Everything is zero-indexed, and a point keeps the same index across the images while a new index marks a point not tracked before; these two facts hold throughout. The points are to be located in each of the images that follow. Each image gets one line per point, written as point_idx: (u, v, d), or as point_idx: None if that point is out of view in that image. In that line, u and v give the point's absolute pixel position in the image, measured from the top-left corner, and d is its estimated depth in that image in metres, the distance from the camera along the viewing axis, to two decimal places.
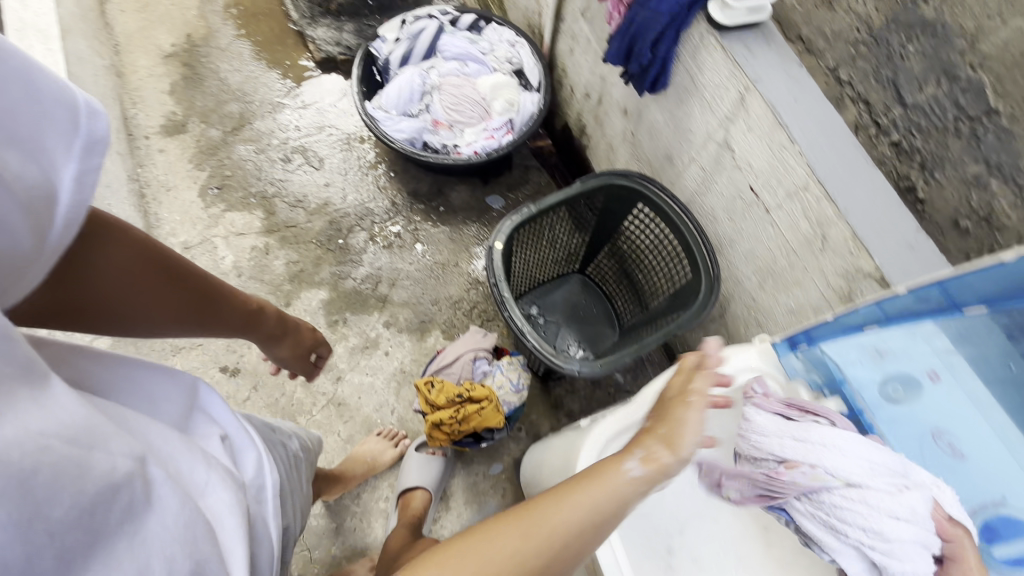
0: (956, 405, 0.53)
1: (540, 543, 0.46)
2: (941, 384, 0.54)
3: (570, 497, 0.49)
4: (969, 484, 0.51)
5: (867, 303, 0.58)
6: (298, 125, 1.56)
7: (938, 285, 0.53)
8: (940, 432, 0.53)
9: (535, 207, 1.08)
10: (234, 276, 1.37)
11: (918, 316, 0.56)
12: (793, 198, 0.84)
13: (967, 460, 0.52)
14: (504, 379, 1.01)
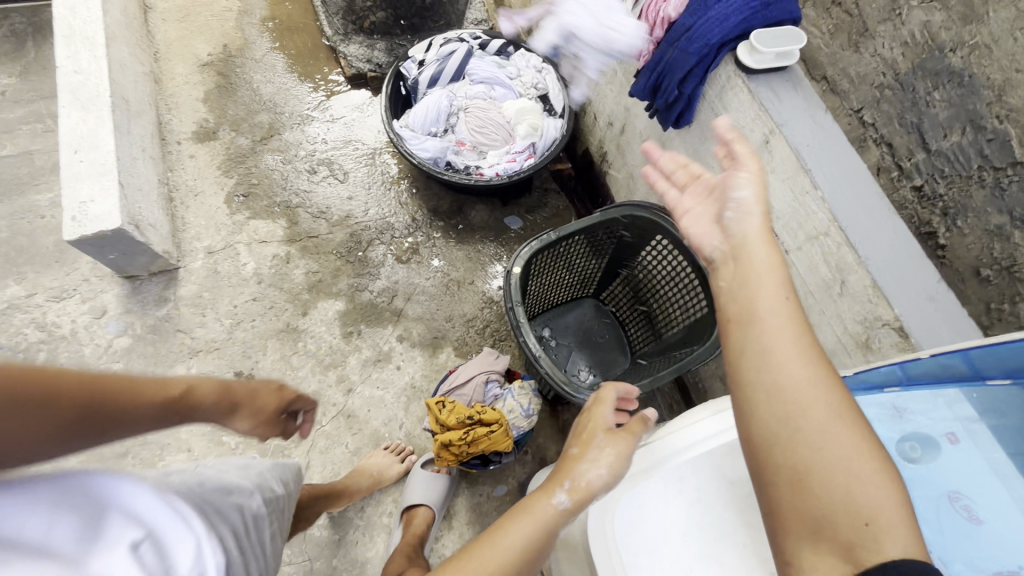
0: (976, 471, 0.55)
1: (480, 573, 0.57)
2: (960, 448, 0.56)
3: (497, 532, 0.61)
4: (983, 549, 0.51)
5: (890, 363, 0.60)
6: (325, 138, 1.60)
7: (961, 355, 0.56)
8: (957, 495, 0.54)
9: (554, 234, 1.10)
10: (255, 282, 1.39)
11: (940, 382, 0.59)
12: (813, 241, 0.85)
13: (983, 525, 0.52)
14: (515, 403, 1.01)
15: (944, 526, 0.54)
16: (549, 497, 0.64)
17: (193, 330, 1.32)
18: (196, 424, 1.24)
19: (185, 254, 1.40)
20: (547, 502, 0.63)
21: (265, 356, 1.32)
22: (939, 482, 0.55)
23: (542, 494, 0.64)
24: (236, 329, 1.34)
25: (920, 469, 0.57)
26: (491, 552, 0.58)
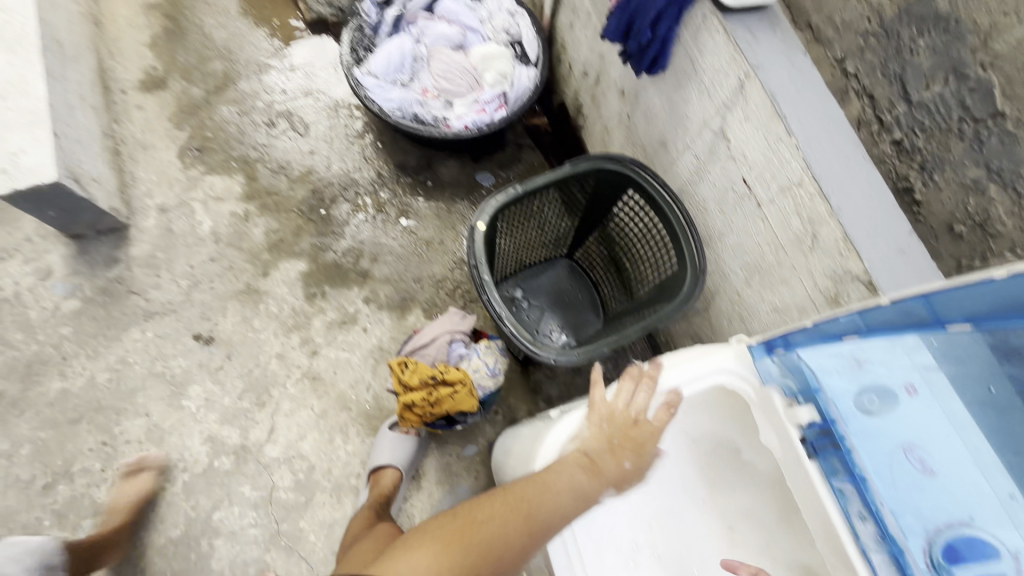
0: (931, 422, 0.52)
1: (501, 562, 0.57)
2: (917, 398, 0.53)
3: (558, 511, 0.61)
4: (935, 502, 0.50)
5: (849, 312, 0.56)
6: (285, 88, 1.50)
7: (924, 300, 0.51)
8: (911, 447, 0.52)
9: (522, 187, 1.05)
10: (212, 241, 1.33)
11: (900, 329, 0.55)
12: (785, 193, 0.81)
13: (937, 477, 0.51)
14: (481, 363, 0.99)
15: (897, 481, 0.52)
16: (600, 486, 0.64)
17: (147, 291, 1.26)
18: (154, 388, 1.20)
19: (136, 212, 1.33)
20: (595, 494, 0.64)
21: (225, 318, 1.27)
22: (894, 434, 0.53)
23: (596, 484, 0.64)
24: (193, 290, 1.28)
25: (876, 421, 0.54)
26: (549, 530, 0.61)
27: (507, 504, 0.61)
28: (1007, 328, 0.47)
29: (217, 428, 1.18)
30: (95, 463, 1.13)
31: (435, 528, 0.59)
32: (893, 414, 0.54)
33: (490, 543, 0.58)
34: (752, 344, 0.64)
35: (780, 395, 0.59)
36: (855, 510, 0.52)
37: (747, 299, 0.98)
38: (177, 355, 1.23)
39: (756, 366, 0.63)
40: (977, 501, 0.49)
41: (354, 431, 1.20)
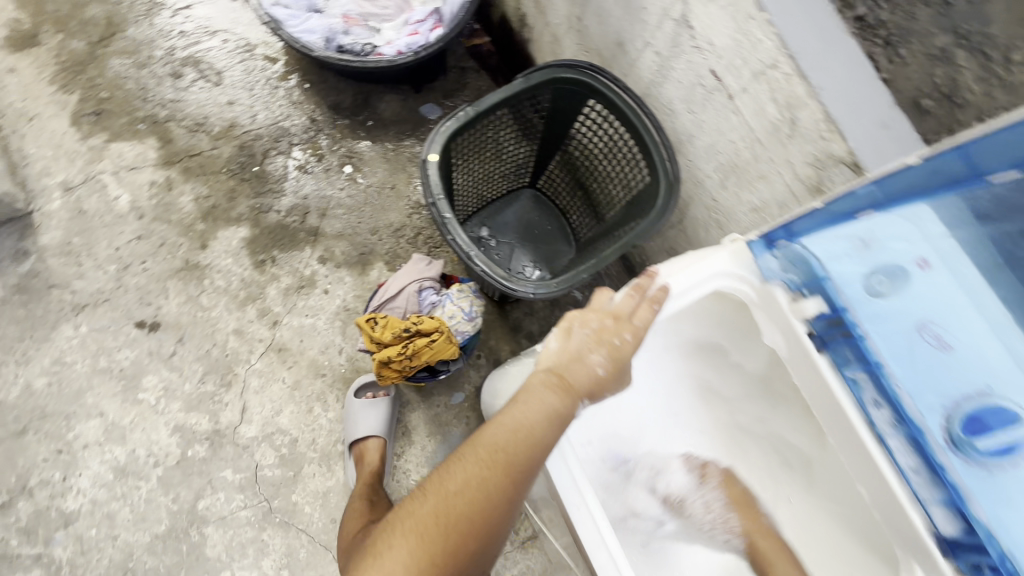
0: (950, 295, 0.47)
1: (480, 526, 0.50)
2: (932, 271, 0.48)
3: (537, 449, 0.53)
4: (958, 375, 0.45)
5: (867, 184, 0.49)
6: (183, 30, 1.30)
7: (955, 151, 0.44)
8: (927, 323, 0.47)
9: (473, 109, 0.94)
10: (135, 218, 1.18)
11: (919, 197, 0.49)
12: (758, 78, 0.74)
13: (955, 350, 0.46)
14: (455, 308, 0.92)
15: (915, 360, 0.47)
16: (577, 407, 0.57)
17: (70, 282, 1.13)
18: (104, 385, 1.10)
19: (37, 195, 1.17)
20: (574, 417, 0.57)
21: (168, 300, 1.15)
22: (913, 312, 0.48)
23: (571, 403, 0.56)
24: (124, 274, 1.15)
25: (891, 302, 0.49)
26: (533, 471, 0.53)
27: (481, 461, 0.52)
28: None
29: (183, 416, 1.10)
30: (55, 473, 1.05)
31: (412, 511, 0.50)
32: (907, 291, 0.48)
33: (470, 505, 0.50)
34: (749, 239, 0.58)
35: (782, 291, 0.54)
36: (869, 398, 0.48)
37: (722, 202, 0.93)
38: (121, 348, 1.12)
39: (754, 263, 0.57)
40: (999, 370, 0.44)
41: (333, 397, 1.14)
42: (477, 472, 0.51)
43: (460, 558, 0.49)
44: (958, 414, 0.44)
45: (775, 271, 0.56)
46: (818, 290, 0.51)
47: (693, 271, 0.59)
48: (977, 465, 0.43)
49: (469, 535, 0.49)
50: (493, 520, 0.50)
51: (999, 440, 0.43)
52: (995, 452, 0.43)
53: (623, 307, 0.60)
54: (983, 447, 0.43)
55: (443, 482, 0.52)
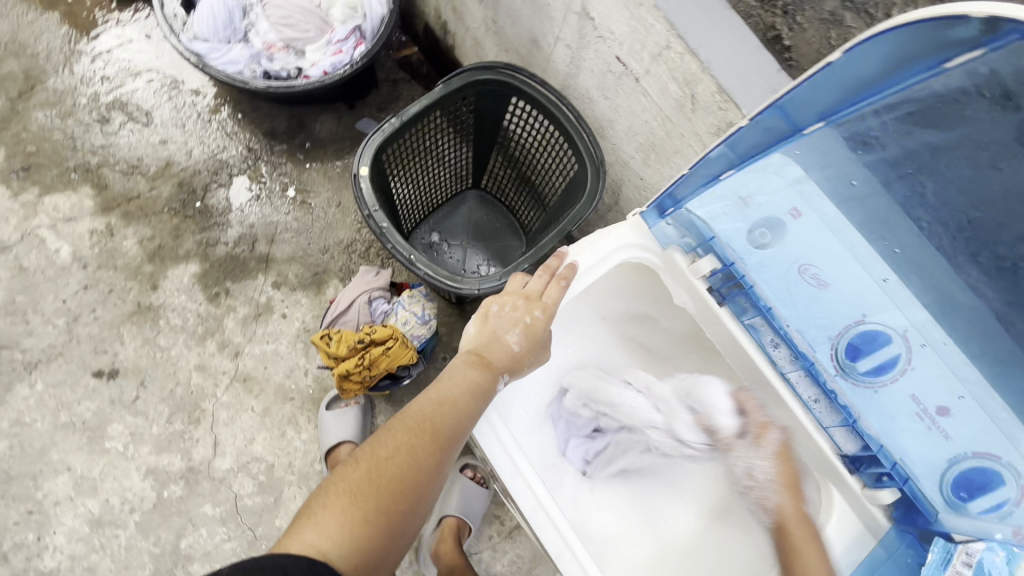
0: (818, 236, 0.54)
1: (414, 489, 0.50)
2: (802, 218, 0.55)
3: (465, 416, 0.56)
4: (833, 308, 0.54)
5: (719, 147, 0.54)
6: (106, 75, 1.29)
7: (776, 109, 0.48)
8: (805, 266, 0.55)
9: (398, 119, 0.97)
10: (79, 268, 1.17)
11: (767, 149, 0.53)
12: (658, 60, 0.79)
13: (831, 287, 0.54)
14: (408, 313, 0.95)
15: (796, 298, 0.56)
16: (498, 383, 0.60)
17: (20, 341, 1.13)
18: (68, 439, 1.09)
19: None
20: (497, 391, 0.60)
21: (124, 346, 1.14)
22: (790, 259, 0.56)
23: (491, 378, 0.59)
24: (75, 326, 1.14)
25: (770, 252, 0.57)
26: (462, 438, 0.56)
27: (411, 429, 0.53)
28: (855, 112, 0.46)
29: (154, 459, 1.10)
30: (28, 533, 1.04)
31: (345, 480, 0.49)
32: (783, 240, 0.56)
33: (403, 468, 0.51)
34: (643, 211, 0.63)
35: (681, 254, 0.62)
36: (768, 338, 0.58)
37: (649, 179, 0.97)
38: (81, 399, 1.11)
39: (651, 232, 0.63)
40: (865, 299, 0.53)
41: (304, 419, 1.15)
42: (409, 439, 0.52)
43: (392, 524, 0.49)
44: (838, 344, 0.54)
45: (673, 238, 0.62)
46: (710, 249, 0.59)
47: (598, 249, 0.64)
48: (857, 383, 0.54)
49: (404, 498, 0.50)
50: (427, 483, 0.51)
51: (872, 362, 0.53)
52: (870, 372, 0.53)
53: (533, 288, 0.64)
54: (861, 370, 0.54)
55: (375, 450, 0.51)
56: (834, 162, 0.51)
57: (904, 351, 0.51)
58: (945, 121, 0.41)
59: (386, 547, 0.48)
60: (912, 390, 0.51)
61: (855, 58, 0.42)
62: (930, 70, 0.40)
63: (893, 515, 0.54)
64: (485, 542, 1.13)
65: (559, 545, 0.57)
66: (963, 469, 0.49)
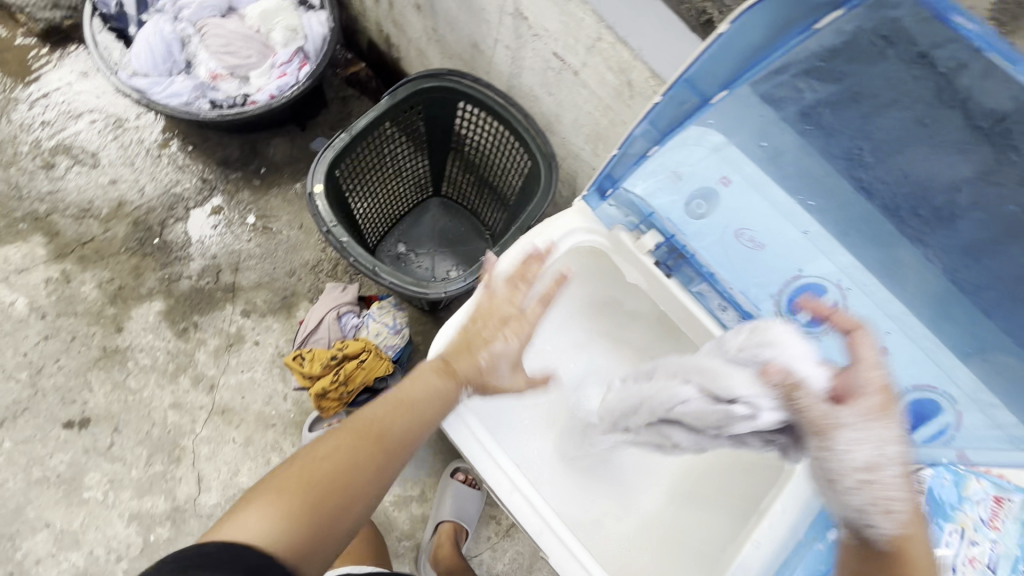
0: (747, 199, 0.57)
1: (354, 489, 0.51)
2: (732, 184, 0.58)
3: (415, 422, 0.57)
4: (771, 265, 0.58)
5: (641, 125, 0.56)
6: (46, 120, 1.26)
7: (685, 83, 0.52)
8: (742, 230, 0.58)
9: (348, 134, 0.98)
10: (38, 318, 1.15)
11: (685, 122, 0.56)
12: (592, 51, 0.82)
13: (766, 247, 0.58)
14: (379, 325, 0.96)
15: (736, 260, 0.59)
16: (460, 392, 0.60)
17: None
18: (44, 495, 1.06)
19: None
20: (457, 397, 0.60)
21: (93, 392, 1.12)
22: (726, 224, 0.59)
23: (454, 388, 0.59)
24: (40, 378, 1.12)
25: (708, 219, 0.60)
26: (409, 444, 0.56)
27: (357, 430, 0.54)
28: (754, 77, 0.50)
29: (137, 504, 1.07)
30: None
31: (283, 477, 0.49)
32: (718, 207, 0.59)
33: (345, 469, 0.51)
34: (585, 196, 0.66)
35: (626, 232, 0.64)
36: (716, 301, 0.62)
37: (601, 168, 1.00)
38: (54, 452, 1.08)
39: (597, 214, 0.66)
40: (798, 254, 0.56)
41: (288, 443, 1.13)
42: (348, 440, 0.53)
43: (323, 522, 0.48)
44: (780, 299, 0.58)
45: (616, 218, 0.65)
46: (652, 225, 0.62)
47: (552, 233, 0.66)
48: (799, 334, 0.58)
49: (342, 498, 0.50)
50: (367, 485, 0.52)
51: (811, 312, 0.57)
52: (809, 322, 0.57)
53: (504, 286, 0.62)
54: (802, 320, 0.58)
55: (317, 450, 0.52)
56: (756, 129, 0.54)
57: (841, 300, 0.55)
58: (848, 80, 0.45)
59: (316, 546, 0.48)
60: None
61: (741, 29, 0.46)
62: (804, 33, 0.45)
63: None
64: (484, 544, 1.14)
65: (538, 522, 0.59)
66: (912, 404, 0.54)
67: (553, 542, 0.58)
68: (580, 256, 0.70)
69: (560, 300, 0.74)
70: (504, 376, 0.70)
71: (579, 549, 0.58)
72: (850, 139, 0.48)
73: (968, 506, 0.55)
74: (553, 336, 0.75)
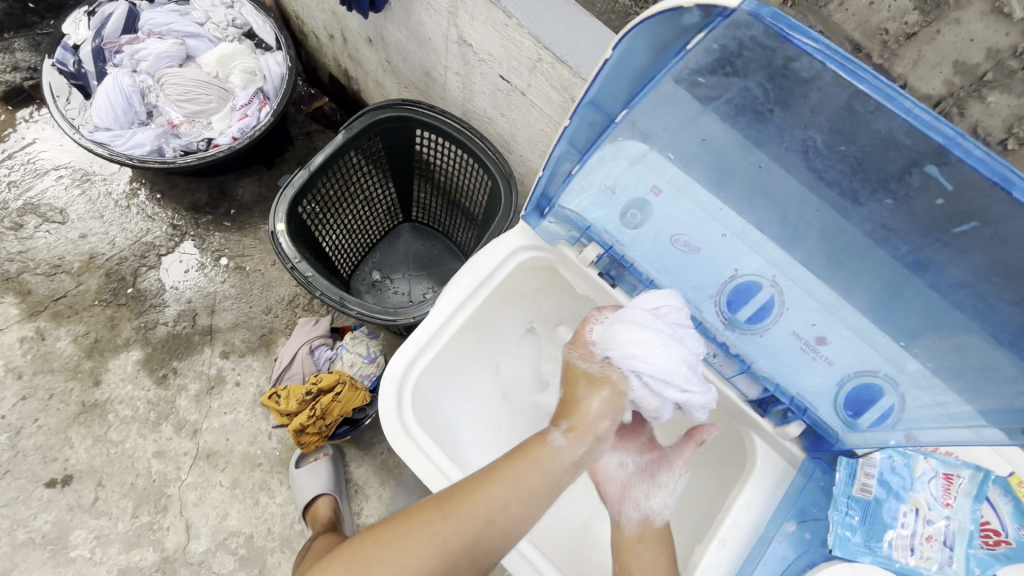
0: (679, 207, 0.59)
1: (424, 557, 0.53)
2: (662, 196, 0.59)
3: (487, 498, 0.54)
4: (714, 267, 0.60)
5: (559, 146, 0.58)
6: (12, 180, 1.27)
7: (588, 106, 0.54)
8: (678, 236, 0.60)
9: (306, 171, 0.99)
10: (14, 379, 1.14)
11: (597, 141, 0.58)
12: (535, 72, 0.84)
13: (701, 251, 0.60)
14: (353, 355, 0.97)
15: (674, 266, 0.61)
16: (564, 449, 0.57)
17: None
18: (30, 557, 1.05)
19: None
20: (563, 459, 0.56)
21: (75, 449, 1.11)
22: (663, 233, 0.60)
23: (545, 443, 0.57)
24: (19, 439, 1.11)
25: (644, 229, 0.61)
26: (483, 516, 0.53)
27: (429, 503, 0.56)
28: (648, 93, 0.53)
29: (126, 557, 1.06)
30: None
31: (364, 542, 0.56)
32: (652, 216, 0.61)
33: (415, 541, 0.54)
34: (523, 215, 0.65)
35: (569, 247, 0.65)
36: None
37: None
38: (37, 513, 1.07)
39: (537, 232, 0.66)
40: (734, 256, 0.59)
41: (276, 482, 1.13)
42: (422, 512, 0.55)
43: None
44: (721, 300, 0.60)
45: (558, 233, 0.65)
46: (591, 237, 0.63)
47: (496, 251, 0.66)
48: (741, 332, 0.60)
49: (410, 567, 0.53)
50: (439, 556, 0.53)
51: (751, 311, 0.59)
52: (749, 320, 0.59)
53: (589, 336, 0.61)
54: (742, 319, 0.60)
55: (397, 521, 0.56)
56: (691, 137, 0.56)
57: (775, 293, 0.58)
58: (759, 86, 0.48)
59: None
60: (792, 327, 0.58)
61: (627, 51, 0.50)
62: (678, 54, 0.49)
63: (804, 445, 0.61)
64: None
65: None
66: (854, 390, 0.56)
67: (515, 558, 0.59)
68: (532, 274, 0.70)
69: (519, 314, 0.73)
70: (464, 397, 0.70)
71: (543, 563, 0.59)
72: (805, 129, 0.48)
73: (920, 486, 0.56)
74: (517, 349, 0.75)
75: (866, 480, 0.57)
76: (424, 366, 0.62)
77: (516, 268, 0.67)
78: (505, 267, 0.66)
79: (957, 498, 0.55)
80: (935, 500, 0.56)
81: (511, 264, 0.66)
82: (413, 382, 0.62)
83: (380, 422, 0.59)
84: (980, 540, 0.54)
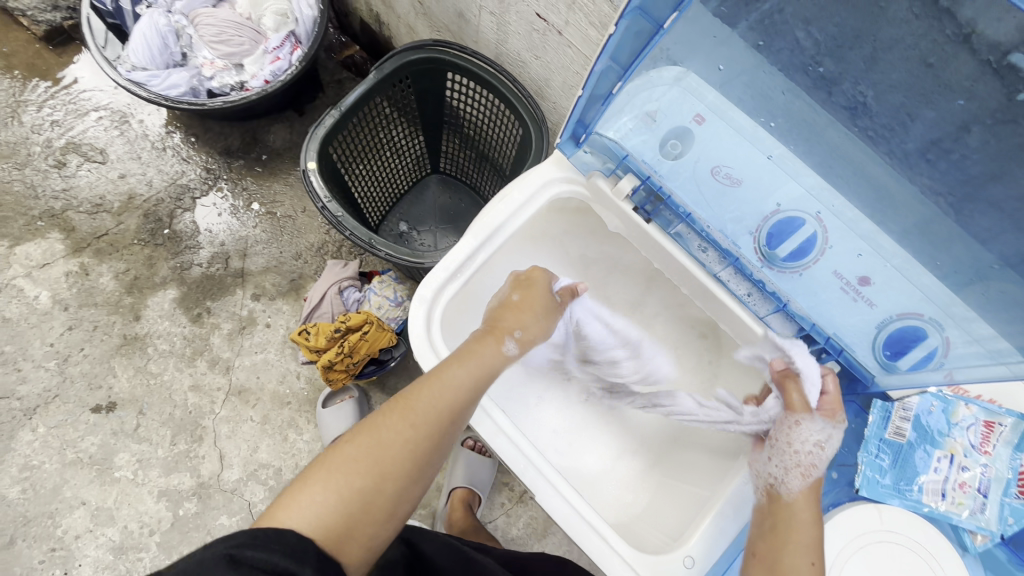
0: (720, 138, 0.58)
1: (394, 472, 0.49)
2: (706, 124, 0.58)
3: (448, 404, 0.54)
4: (751, 203, 0.59)
5: (602, 62, 0.51)
6: (55, 119, 1.30)
7: (635, 10, 0.46)
8: (719, 167, 0.59)
9: (337, 112, 0.99)
10: (61, 310, 1.20)
11: (642, 54, 0.50)
12: (573, 8, 0.80)
13: (742, 184, 0.59)
14: (380, 298, 0.99)
15: (710, 199, 0.61)
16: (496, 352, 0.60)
17: (15, 389, 1.16)
18: (78, 475, 1.12)
19: None
20: (493, 362, 0.59)
21: (117, 378, 1.17)
22: (704, 164, 0.60)
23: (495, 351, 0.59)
24: (67, 365, 1.17)
25: (683, 159, 0.60)
26: (437, 419, 0.53)
27: (392, 422, 0.51)
28: None
29: (165, 480, 1.13)
30: (54, 571, 1.07)
31: (327, 462, 0.48)
32: (693, 148, 0.59)
33: (386, 459, 0.49)
34: (558, 144, 0.64)
35: (603, 179, 0.64)
36: (699, 246, 0.63)
37: None
38: (84, 436, 1.14)
39: (572, 162, 0.65)
40: (774, 190, 0.58)
41: (304, 420, 1.17)
42: (387, 424, 0.51)
43: (372, 508, 0.48)
44: (757, 237, 0.60)
45: (593, 164, 0.64)
46: (628, 168, 0.62)
47: (526, 187, 0.65)
48: (777, 269, 0.60)
49: (385, 484, 0.49)
50: (407, 470, 0.50)
51: (787, 248, 0.58)
52: (787, 257, 0.59)
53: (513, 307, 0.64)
54: (780, 257, 0.59)
55: (354, 444, 0.50)
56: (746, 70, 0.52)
57: (819, 229, 0.56)
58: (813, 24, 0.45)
59: (371, 530, 0.48)
60: (834, 266, 0.57)
61: None
62: None
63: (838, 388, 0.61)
64: (497, 510, 1.15)
65: (522, 460, 0.59)
66: (895, 332, 0.55)
67: (540, 480, 0.59)
68: (563, 213, 0.70)
69: (547, 255, 0.75)
70: None
71: (564, 486, 0.59)
72: (847, 77, 0.47)
73: (958, 432, 0.56)
74: None
75: (901, 423, 0.57)
76: (454, 291, 0.62)
77: (546, 200, 0.66)
78: (536, 201, 0.65)
79: (997, 447, 0.55)
80: (972, 447, 0.55)
81: (544, 196, 0.66)
82: (442, 307, 0.62)
83: (409, 344, 0.60)
84: (1017, 490, 0.54)
